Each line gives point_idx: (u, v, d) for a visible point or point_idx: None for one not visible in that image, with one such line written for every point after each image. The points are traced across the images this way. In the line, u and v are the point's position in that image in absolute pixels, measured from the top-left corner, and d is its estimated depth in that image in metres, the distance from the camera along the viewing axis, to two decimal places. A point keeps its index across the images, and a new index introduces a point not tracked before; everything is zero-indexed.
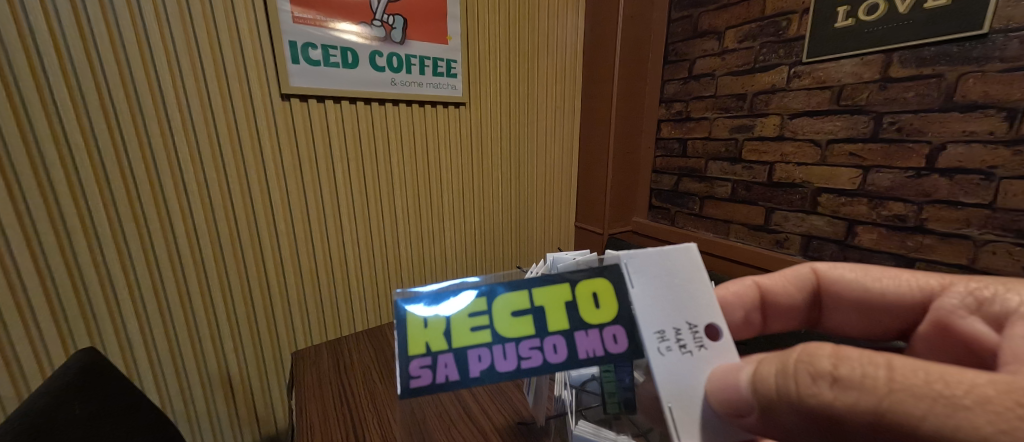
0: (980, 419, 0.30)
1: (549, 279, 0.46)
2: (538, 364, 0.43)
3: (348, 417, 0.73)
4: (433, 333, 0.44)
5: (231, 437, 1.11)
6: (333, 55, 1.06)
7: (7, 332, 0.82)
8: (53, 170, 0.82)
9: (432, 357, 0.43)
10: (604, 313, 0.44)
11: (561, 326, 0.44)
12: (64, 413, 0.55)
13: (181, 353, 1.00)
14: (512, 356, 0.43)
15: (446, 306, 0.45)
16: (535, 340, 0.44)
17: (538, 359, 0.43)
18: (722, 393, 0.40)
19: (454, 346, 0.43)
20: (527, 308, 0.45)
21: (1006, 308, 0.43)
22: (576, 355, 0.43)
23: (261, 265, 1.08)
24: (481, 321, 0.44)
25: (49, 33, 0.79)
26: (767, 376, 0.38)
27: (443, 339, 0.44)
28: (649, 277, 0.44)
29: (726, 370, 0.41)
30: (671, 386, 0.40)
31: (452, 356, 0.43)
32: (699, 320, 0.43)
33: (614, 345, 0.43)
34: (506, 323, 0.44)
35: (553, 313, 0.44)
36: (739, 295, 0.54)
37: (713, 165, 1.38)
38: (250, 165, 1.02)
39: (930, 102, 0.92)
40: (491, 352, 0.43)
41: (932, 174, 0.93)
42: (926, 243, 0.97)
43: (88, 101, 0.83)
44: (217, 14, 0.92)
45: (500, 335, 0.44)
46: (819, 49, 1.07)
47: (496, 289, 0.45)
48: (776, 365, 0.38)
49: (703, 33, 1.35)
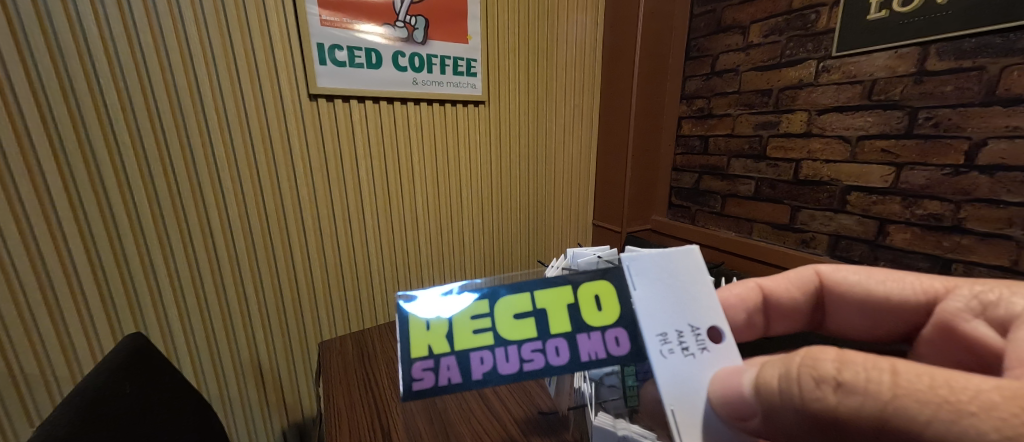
0: (985, 425, 0.29)
1: (550, 281, 0.47)
2: (537, 367, 0.44)
3: (375, 408, 0.75)
4: (436, 335, 0.45)
5: (262, 421, 1.16)
6: (358, 56, 1.09)
7: (63, 318, 0.88)
8: (104, 168, 0.87)
9: (434, 360, 0.44)
10: (606, 315, 0.45)
11: (563, 328, 0.45)
12: (117, 392, 0.60)
13: (217, 341, 1.05)
14: (514, 359, 0.44)
15: (448, 308, 0.46)
16: (537, 343, 0.45)
17: (538, 362, 0.44)
18: (724, 396, 0.40)
19: (456, 348, 0.45)
20: (530, 310, 0.46)
21: (1010, 312, 0.42)
22: (578, 358, 0.44)
23: (289, 258, 1.13)
24: (483, 324, 0.45)
25: (101, 40, 0.84)
26: (771, 380, 0.38)
27: (445, 342, 0.45)
28: (651, 279, 0.44)
29: (729, 373, 0.41)
30: (673, 388, 0.40)
31: (454, 359, 0.44)
32: (701, 323, 0.43)
33: (616, 348, 0.44)
34: (507, 326, 0.45)
35: (555, 315, 0.46)
36: (742, 297, 0.53)
37: (735, 162, 1.36)
38: (281, 163, 1.06)
39: (970, 96, 0.88)
40: (493, 355, 0.44)
41: (971, 171, 0.90)
42: (964, 244, 0.93)
43: (135, 104, 0.88)
44: (251, 21, 0.96)
45: (502, 338, 0.45)
46: (851, 42, 1.04)
47: (498, 291, 0.47)
48: (780, 369, 0.38)
49: (727, 27, 1.33)
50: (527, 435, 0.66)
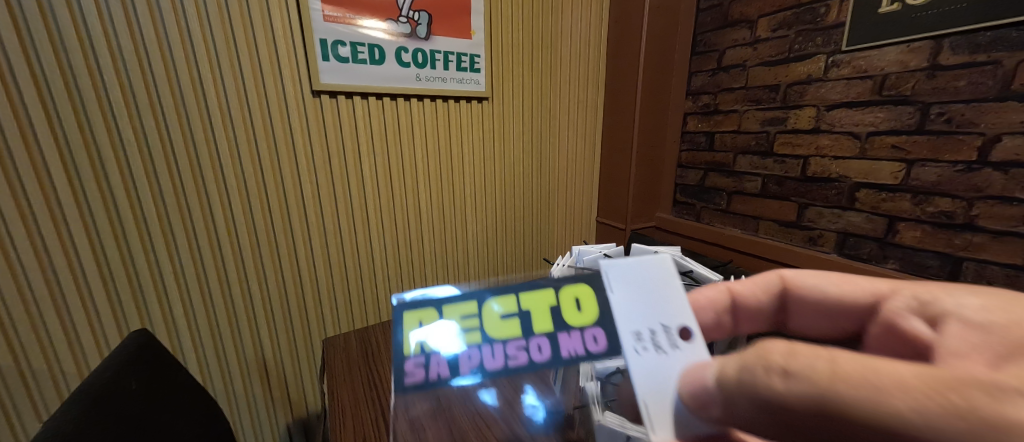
0: None
1: (537, 281, 0.43)
2: (519, 367, 0.39)
3: (378, 403, 0.75)
4: (428, 331, 0.41)
5: (267, 418, 1.16)
6: (360, 52, 1.08)
7: (69, 311, 0.89)
8: (107, 162, 0.87)
9: (425, 356, 0.40)
10: (586, 315, 0.41)
11: (548, 326, 0.41)
12: (122, 386, 0.60)
13: (222, 336, 1.06)
14: (500, 356, 0.40)
15: (433, 302, 0.43)
16: (523, 341, 0.40)
17: (520, 363, 0.40)
18: (693, 392, 0.33)
19: (445, 345, 0.40)
20: (515, 309, 0.42)
21: None
22: (563, 357, 0.40)
23: (293, 255, 1.12)
24: (470, 321, 0.41)
25: (104, 34, 0.83)
26: (727, 369, 0.32)
27: (437, 338, 0.41)
28: (622, 278, 0.40)
29: (700, 368, 0.34)
30: (642, 386, 0.34)
31: (444, 355, 0.40)
32: (672, 321, 0.38)
33: (597, 347, 0.39)
34: (495, 322, 0.41)
35: (541, 313, 0.42)
36: (712, 300, 0.46)
37: (742, 159, 1.35)
38: (284, 159, 1.06)
39: (984, 91, 0.86)
40: (480, 352, 0.40)
41: (984, 168, 0.88)
42: (976, 242, 0.91)
43: (138, 99, 0.88)
44: (254, 17, 0.95)
45: (489, 335, 0.41)
46: (861, 36, 1.02)
47: (486, 292, 0.43)
48: (733, 357, 0.32)
49: (734, 22, 1.31)
50: None
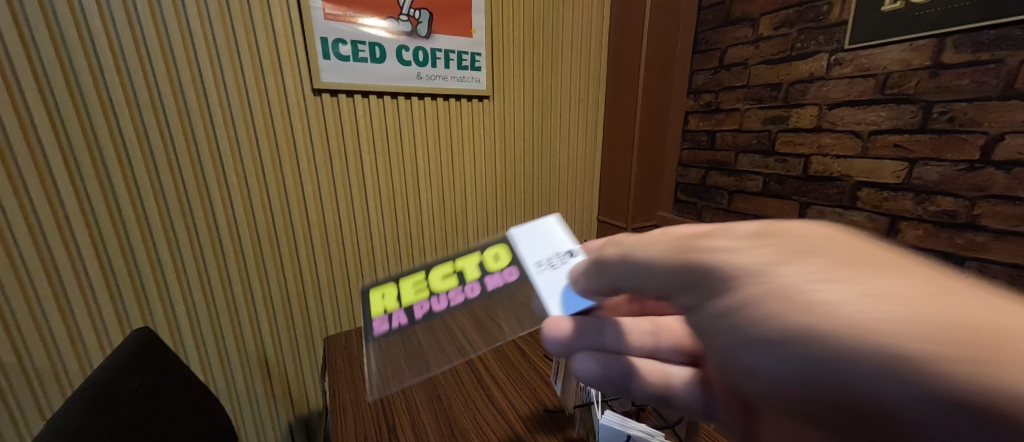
0: None
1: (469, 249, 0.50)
2: (458, 306, 0.44)
3: (380, 402, 0.76)
4: (388, 299, 0.47)
5: (269, 416, 1.17)
6: (361, 50, 1.08)
7: (72, 310, 0.89)
8: (109, 161, 0.88)
9: (388, 315, 0.45)
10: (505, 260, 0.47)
11: (480, 273, 0.47)
12: (125, 384, 0.60)
13: (223, 334, 1.06)
14: (446, 302, 0.45)
15: (389, 280, 0.49)
16: (464, 287, 0.46)
17: (455, 308, 0.44)
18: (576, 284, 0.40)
19: (403, 304, 0.46)
20: (451, 269, 0.48)
21: None
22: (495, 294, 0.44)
23: (295, 254, 1.13)
24: (420, 282, 0.47)
25: (105, 33, 0.83)
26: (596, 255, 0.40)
27: (396, 301, 0.46)
28: (522, 232, 0.47)
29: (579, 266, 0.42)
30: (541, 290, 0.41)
31: (401, 311, 0.45)
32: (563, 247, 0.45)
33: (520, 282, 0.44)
34: (438, 278, 0.47)
35: (474, 266, 0.47)
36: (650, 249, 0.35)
37: (743, 158, 1.34)
38: (285, 158, 1.06)
39: (987, 90, 0.86)
40: (430, 302, 0.45)
41: (987, 167, 0.88)
42: (978, 241, 0.91)
43: (139, 98, 0.88)
44: (255, 17, 0.95)
45: (435, 289, 0.46)
46: (864, 35, 1.01)
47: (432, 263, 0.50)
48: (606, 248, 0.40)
49: (736, 20, 1.30)
50: (531, 432, 0.68)
